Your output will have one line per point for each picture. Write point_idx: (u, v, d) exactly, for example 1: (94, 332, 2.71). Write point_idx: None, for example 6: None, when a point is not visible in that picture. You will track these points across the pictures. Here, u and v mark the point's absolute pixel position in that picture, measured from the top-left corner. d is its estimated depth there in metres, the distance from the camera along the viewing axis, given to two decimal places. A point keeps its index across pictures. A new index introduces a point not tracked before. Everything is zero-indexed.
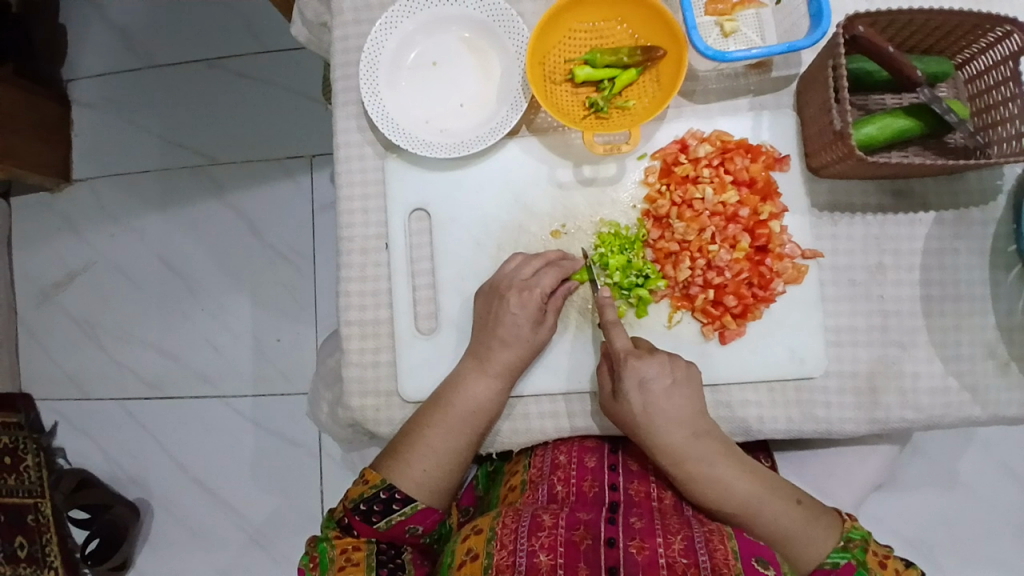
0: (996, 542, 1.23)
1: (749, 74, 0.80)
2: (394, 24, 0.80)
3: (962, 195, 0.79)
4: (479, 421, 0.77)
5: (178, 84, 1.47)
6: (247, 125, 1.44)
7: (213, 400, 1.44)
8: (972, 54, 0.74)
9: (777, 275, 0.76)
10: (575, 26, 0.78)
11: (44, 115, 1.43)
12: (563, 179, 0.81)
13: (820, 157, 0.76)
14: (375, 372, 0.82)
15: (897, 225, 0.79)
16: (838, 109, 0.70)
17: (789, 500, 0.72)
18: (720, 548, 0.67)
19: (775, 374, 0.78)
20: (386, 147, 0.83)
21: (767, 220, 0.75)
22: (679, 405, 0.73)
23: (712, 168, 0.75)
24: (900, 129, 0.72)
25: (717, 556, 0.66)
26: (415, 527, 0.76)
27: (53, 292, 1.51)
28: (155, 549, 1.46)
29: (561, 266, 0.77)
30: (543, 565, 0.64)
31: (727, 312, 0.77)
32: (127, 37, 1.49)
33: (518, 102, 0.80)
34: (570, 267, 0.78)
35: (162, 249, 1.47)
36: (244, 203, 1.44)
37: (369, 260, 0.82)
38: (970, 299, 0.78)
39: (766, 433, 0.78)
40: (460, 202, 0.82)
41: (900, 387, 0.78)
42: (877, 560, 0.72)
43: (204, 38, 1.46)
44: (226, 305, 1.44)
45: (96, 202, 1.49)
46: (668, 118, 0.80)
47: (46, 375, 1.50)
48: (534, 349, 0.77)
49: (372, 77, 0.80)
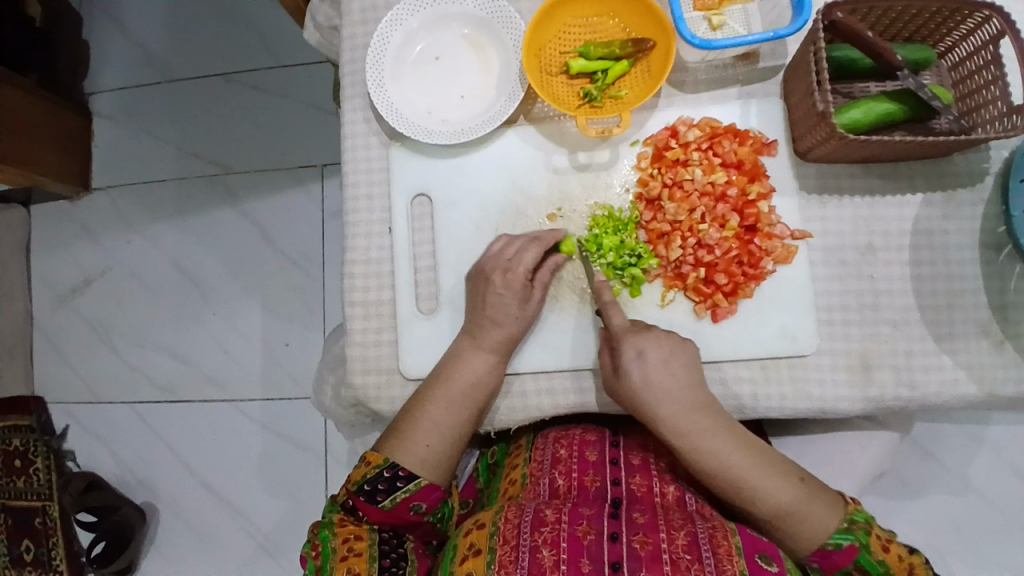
0: (1008, 546, 1.22)
1: (736, 65, 0.83)
2: (398, 22, 0.84)
3: (948, 177, 0.81)
4: (478, 396, 0.79)
5: (194, 95, 1.53)
6: (260, 132, 1.50)
7: (222, 400, 1.47)
8: (954, 41, 0.77)
9: (766, 254, 0.78)
10: (570, 21, 0.82)
11: (66, 126, 1.49)
12: (559, 165, 0.84)
13: (805, 140, 0.79)
14: (377, 351, 0.84)
15: (886, 207, 0.81)
16: (820, 93, 0.73)
17: (790, 477, 0.74)
18: (724, 544, 0.70)
19: (769, 352, 0.80)
20: (390, 136, 0.87)
21: (756, 200, 0.78)
22: (678, 379, 0.75)
23: (701, 151, 0.78)
24: (883, 113, 0.75)
25: (721, 552, 0.69)
26: (418, 504, 0.78)
27: (69, 298, 1.55)
28: (162, 550, 1.47)
29: (543, 240, 0.79)
30: (546, 561, 0.68)
31: (719, 290, 0.79)
32: (147, 52, 1.56)
33: (515, 92, 0.84)
34: (552, 238, 0.80)
35: (175, 254, 1.52)
36: (256, 208, 1.49)
37: (373, 243, 0.86)
38: (961, 278, 0.80)
39: (761, 411, 0.80)
40: (460, 188, 0.86)
41: (893, 364, 0.79)
42: (881, 544, 0.73)
43: (220, 52, 1.53)
44: (237, 307, 1.48)
45: (113, 209, 1.55)
46: (660, 106, 0.83)
47: (59, 378, 1.54)
48: (524, 325, 0.80)
49: (377, 71, 0.84)
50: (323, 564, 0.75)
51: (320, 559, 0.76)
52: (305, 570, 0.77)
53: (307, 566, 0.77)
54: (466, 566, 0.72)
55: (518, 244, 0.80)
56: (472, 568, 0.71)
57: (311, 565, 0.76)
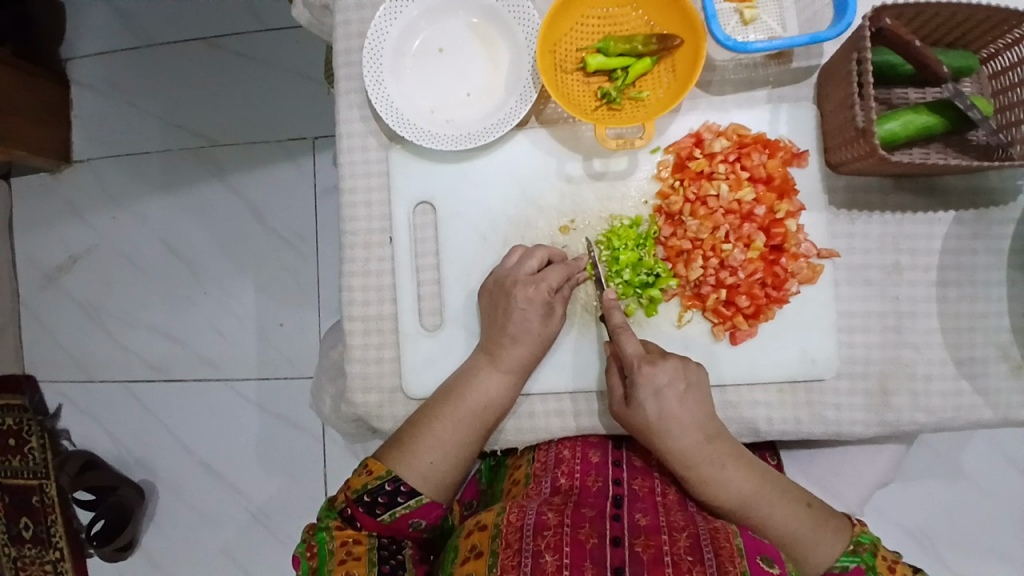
0: (1000, 538, 1.23)
1: (767, 65, 0.77)
2: (397, 10, 0.77)
3: (982, 194, 0.76)
4: (488, 417, 0.76)
5: (177, 65, 1.44)
6: (247, 107, 1.41)
7: (217, 385, 1.44)
8: (997, 49, 0.71)
9: (792, 275, 0.74)
10: (588, 12, 0.75)
11: (43, 96, 1.40)
12: (572, 173, 0.79)
13: (839, 153, 0.73)
14: (378, 368, 0.81)
15: (916, 225, 0.77)
16: (861, 105, 0.67)
17: (798, 503, 0.73)
18: (726, 545, 0.67)
19: (787, 376, 0.77)
20: (389, 137, 0.81)
21: (784, 219, 0.73)
22: (692, 409, 0.72)
23: (728, 164, 0.73)
24: (923, 126, 0.70)
25: (723, 553, 0.66)
26: (418, 521, 0.75)
27: (55, 275, 1.49)
28: (160, 531, 1.47)
29: (566, 265, 0.75)
30: (549, 566, 0.64)
31: (739, 312, 0.75)
32: (124, 16, 1.45)
33: (527, 92, 0.77)
34: (575, 266, 0.75)
35: (163, 232, 1.45)
36: (246, 187, 1.42)
37: (373, 254, 0.81)
38: (986, 300, 0.76)
39: (774, 435, 0.77)
40: (465, 195, 0.80)
41: (912, 388, 0.76)
42: (887, 565, 0.71)
43: (204, 18, 1.42)
44: (229, 290, 1.43)
45: (97, 185, 1.47)
46: (683, 110, 0.77)
47: (49, 358, 1.50)
48: (544, 344, 0.76)
49: (375, 65, 0.77)
50: (319, 567, 0.72)
51: (316, 561, 0.73)
52: (298, 571, 0.73)
53: (300, 568, 0.74)
54: (467, 567, 0.69)
55: (542, 257, 0.75)
56: (472, 571, 0.68)
57: (305, 566, 0.73)
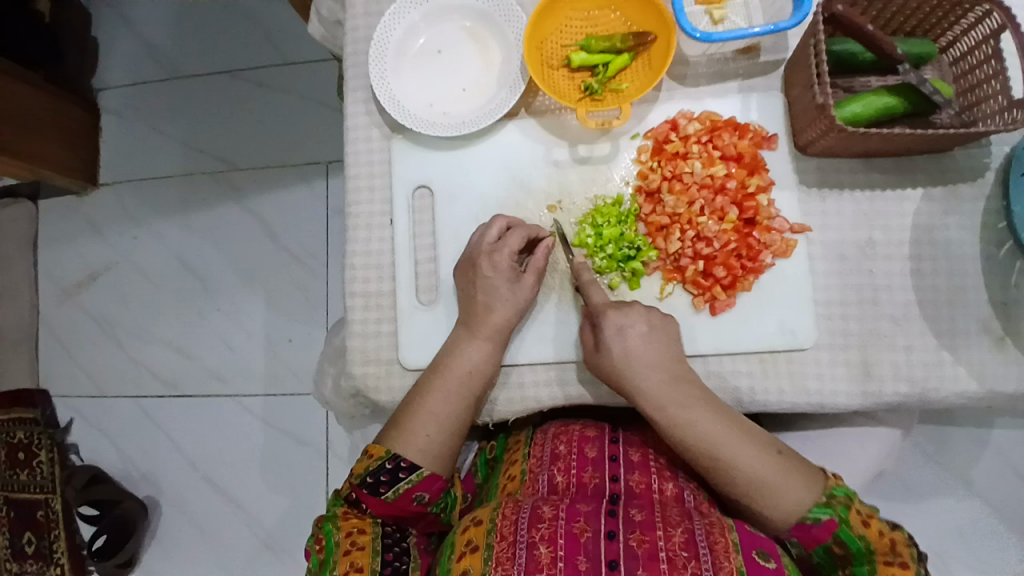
0: (1014, 554, 1.20)
1: (737, 59, 0.84)
2: (401, 15, 0.85)
3: (950, 172, 0.81)
4: (474, 384, 0.79)
5: (200, 92, 1.54)
6: (265, 129, 1.51)
7: (225, 395, 1.48)
8: (954, 36, 0.77)
9: (765, 247, 0.79)
10: (572, 15, 0.83)
11: (74, 122, 1.51)
12: (559, 158, 0.85)
13: (806, 134, 0.79)
14: (377, 342, 0.85)
15: (886, 201, 0.81)
16: (819, 86, 0.73)
17: (766, 450, 0.73)
18: (721, 540, 0.69)
19: (768, 346, 0.80)
20: (392, 129, 0.88)
21: (755, 193, 0.78)
22: (657, 351, 0.76)
23: (701, 145, 0.79)
24: (885, 107, 0.75)
25: (717, 549, 0.68)
26: (421, 494, 0.78)
27: (75, 291, 1.56)
28: (163, 545, 1.47)
29: (527, 228, 0.81)
30: (543, 558, 0.67)
31: (717, 283, 0.80)
32: (154, 49, 1.57)
33: (516, 86, 0.84)
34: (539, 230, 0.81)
35: (180, 248, 1.53)
36: (260, 205, 1.50)
37: (374, 234, 0.86)
38: (962, 274, 0.79)
39: (759, 404, 0.80)
40: (461, 180, 0.86)
41: (893, 360, 0.79)
42: (861, 519, 0.69)
43: (227, 50, 1.54)
44: (240, 304, 1.49)
45: (120, 205, 1.56)
46: (660, 100, 0.84)
47: (64, 371, 1.55)
48: (516, 310, 0.80)
49: (380, 64, 0.85)
50: (326, 559, 0.74)
51: (324, 553, 0.75)
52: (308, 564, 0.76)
53: (310, 560, 0.76)
54: (464, 564, 0.71)
55: (501, 226, 0.81)
56: (471, 564, 0.70)
57: (314, 559, 0.75)
